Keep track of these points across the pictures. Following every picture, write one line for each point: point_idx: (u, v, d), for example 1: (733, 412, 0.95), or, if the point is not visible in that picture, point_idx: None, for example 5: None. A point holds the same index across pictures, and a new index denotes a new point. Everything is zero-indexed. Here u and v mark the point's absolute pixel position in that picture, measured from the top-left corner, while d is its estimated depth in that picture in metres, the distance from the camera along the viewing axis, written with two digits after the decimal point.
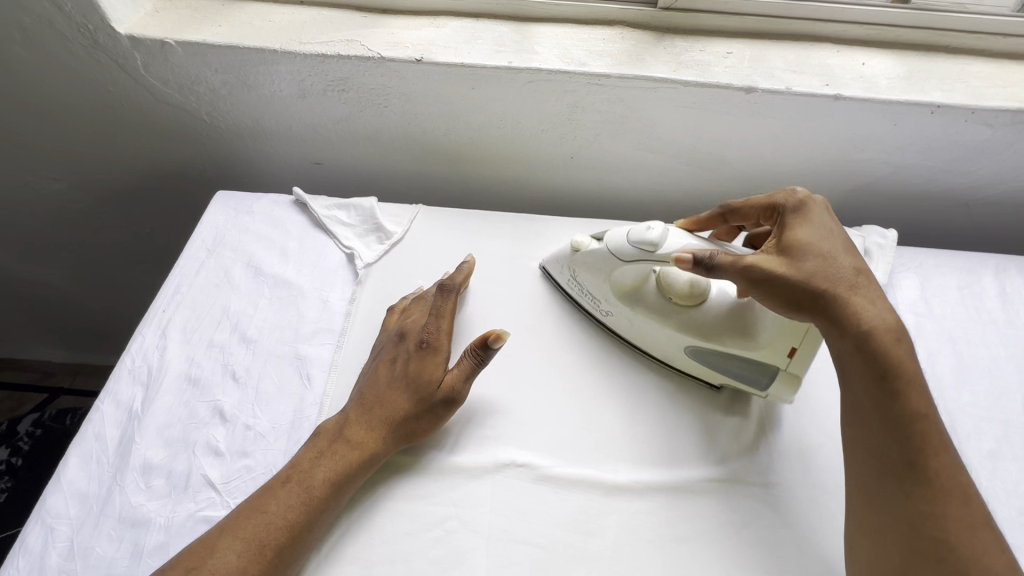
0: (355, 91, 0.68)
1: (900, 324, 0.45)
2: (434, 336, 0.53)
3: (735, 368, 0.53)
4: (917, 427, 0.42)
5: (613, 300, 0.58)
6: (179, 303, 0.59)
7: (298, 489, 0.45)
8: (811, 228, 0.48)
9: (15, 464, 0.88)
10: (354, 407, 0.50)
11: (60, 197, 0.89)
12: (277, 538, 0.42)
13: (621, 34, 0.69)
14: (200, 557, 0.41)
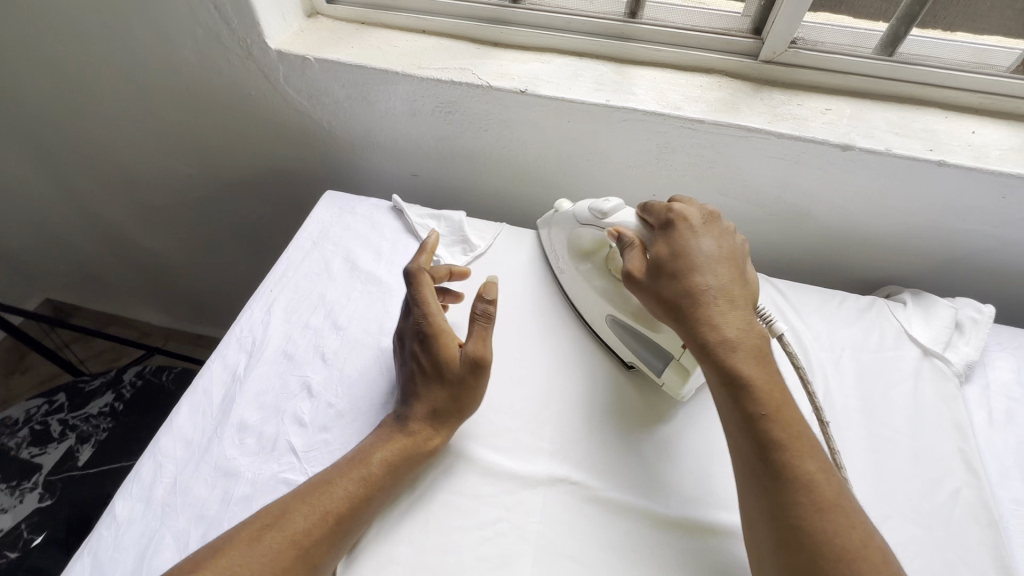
0: (460, 114, 0.75)
1: (743, 333, 0.50)
2: (429, 323, 0.55)
3: (641, 346, 0.60)
4: (755, 422, 0.46)
5: (569, 259, 0.67)
6: (285, 285, 0.67)
7: (357, 471, 0.49)
8: (681, 241, 0.55)
9: (117, 407, 0.99)
10: (403, 404, 0.54)
11: (191, 181, 1.01)
12: (339, 507, 0.46)
13: (718, 83, 0.72)
14: (274, 515, 0.45)
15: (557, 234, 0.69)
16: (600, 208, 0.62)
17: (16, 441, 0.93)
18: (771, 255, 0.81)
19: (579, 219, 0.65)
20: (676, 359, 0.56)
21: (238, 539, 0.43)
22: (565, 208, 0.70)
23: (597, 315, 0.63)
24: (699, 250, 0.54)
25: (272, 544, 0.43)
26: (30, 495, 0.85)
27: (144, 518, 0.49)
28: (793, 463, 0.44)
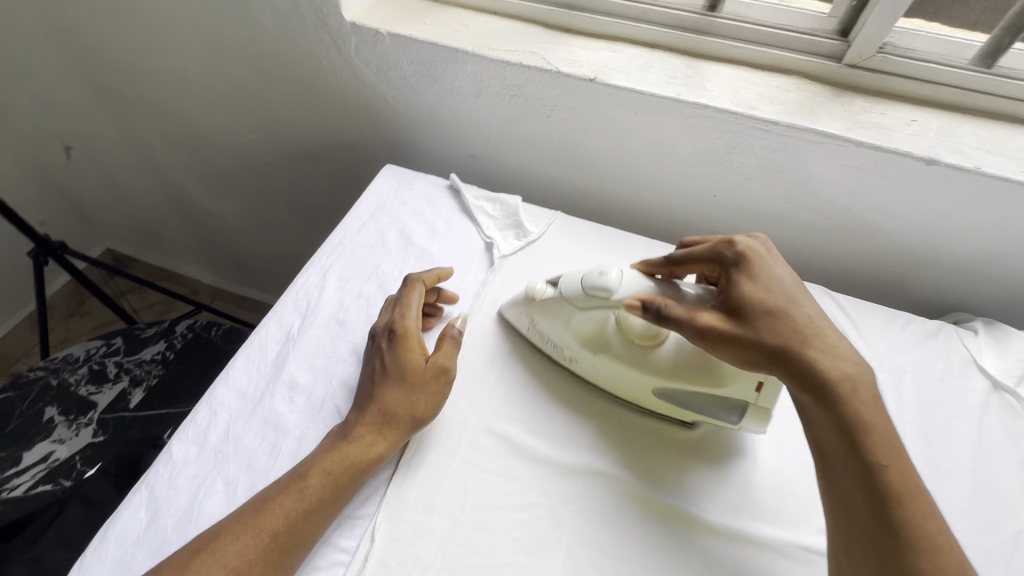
0: (525, 98, 0.74)
1: (862, 371, 0.45)
2: (399, 322, 0.56)
3: (700, 405, 0.53)
4: (876, 476, 0.42)
5: (575, 348, 0.57)
6: (341, 253, 0.68)
7: (292, 488, 0.46)
8: (758, 275, 0.51)
9: (168, 356, 1.03)
10: (353, 412, 0.52)
11: (253, 146, 1.04)
12: (275, 525, 0.44)
13: (796, 84, 0.69)
14: (207, 540, 0.43)
15: (545, 318, 0.58)
16: (598, 284, 0.53)
17: (76, 377, 0.99)
18: (832, 269, 0.78)
19: (572, 301, 0.56)
20: (750, 404, 0.52)
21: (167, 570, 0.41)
22: (543, 291, 0.59)
23: (640, 389, 0.55)
24: (781, 284, 0.51)
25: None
26: (85, 429, 0.92)
27: (197, 460, 0.51)
28: (917, 520, 0.40)
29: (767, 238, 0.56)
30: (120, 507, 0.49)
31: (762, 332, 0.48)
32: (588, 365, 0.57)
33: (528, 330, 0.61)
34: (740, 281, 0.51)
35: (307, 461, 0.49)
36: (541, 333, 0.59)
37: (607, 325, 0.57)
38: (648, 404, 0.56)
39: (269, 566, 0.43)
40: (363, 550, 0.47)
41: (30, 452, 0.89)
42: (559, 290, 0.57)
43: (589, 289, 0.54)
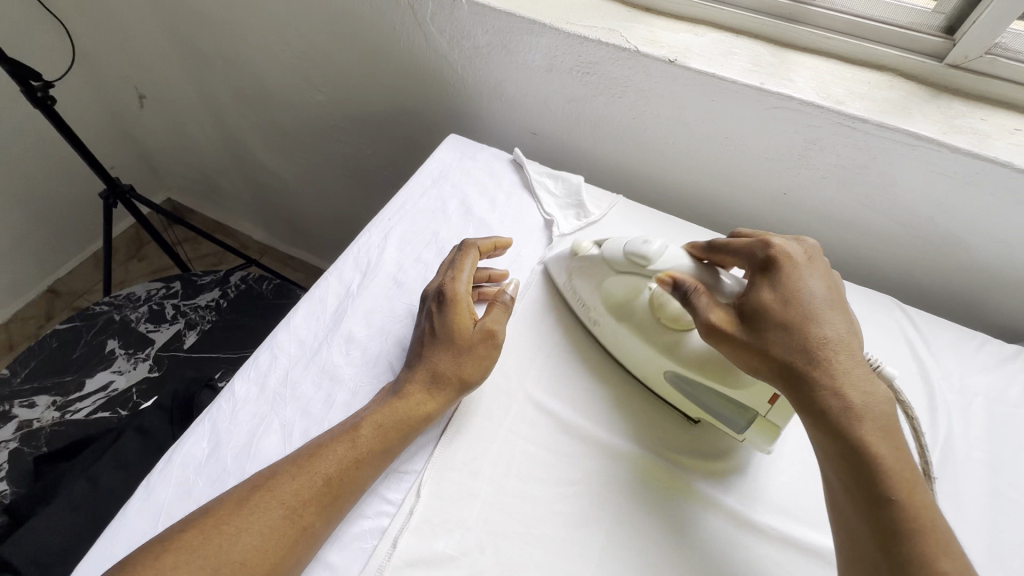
0: (598, 76, 0.73)
1: (876, 401, 0.43)
2: (450, 287, 0.55)
3: (713, 405, 0.51)
4: (880, 505, 0.39)
5: (603, 311, 0.58)
6: (403, 216, 0.69)
7: (345, 436, 0.47)
8: (783, 288, 0.48)
9: (222, 304, 1.07)
10: (403, 371, 0.53)
11: (318, 108, 1.06)
12: (329, 471, 0.45)
13: (890, 82, 0.65)
14: (265, 478, 0.45)
15: (580, 275, 0.60)
16: (639, 250, 0.54)
17: (137, 315, 1.05)
18: (902, 280, 0.74)
19: (611, 265, 0.57)
20: (760, 416, 0.49)
21: (227, 502, 0.43)
22: (588, 250, 0.60)
23: (650, 367, 0.54)
24: (807, 298, 0.48)
25: (263, 514, 0.42)
26: (143, 364, 0.98)
27: (257, 401, 0.53)
28: (928, 558, 0.37)
29: (809, 243, 0.52)
30: (184, 436, 0.51)
31: (768, 346, 0.46)
32: (610, 332, 0.57)
33: (565, 288, 0.62)
34: (759, 293, 0.48)
35: (358, 413, 0.50)
36: (575, 292, 0.60)
37: (640, 296, 0.56)
38: (660, 388, 0.55)
39: (321, 507, 0.44)
40: (409, 506, 0.48)
41: (93, 379, 0.95)
42: (602, 250, 0.58)
43: (629, 253, 0.55)
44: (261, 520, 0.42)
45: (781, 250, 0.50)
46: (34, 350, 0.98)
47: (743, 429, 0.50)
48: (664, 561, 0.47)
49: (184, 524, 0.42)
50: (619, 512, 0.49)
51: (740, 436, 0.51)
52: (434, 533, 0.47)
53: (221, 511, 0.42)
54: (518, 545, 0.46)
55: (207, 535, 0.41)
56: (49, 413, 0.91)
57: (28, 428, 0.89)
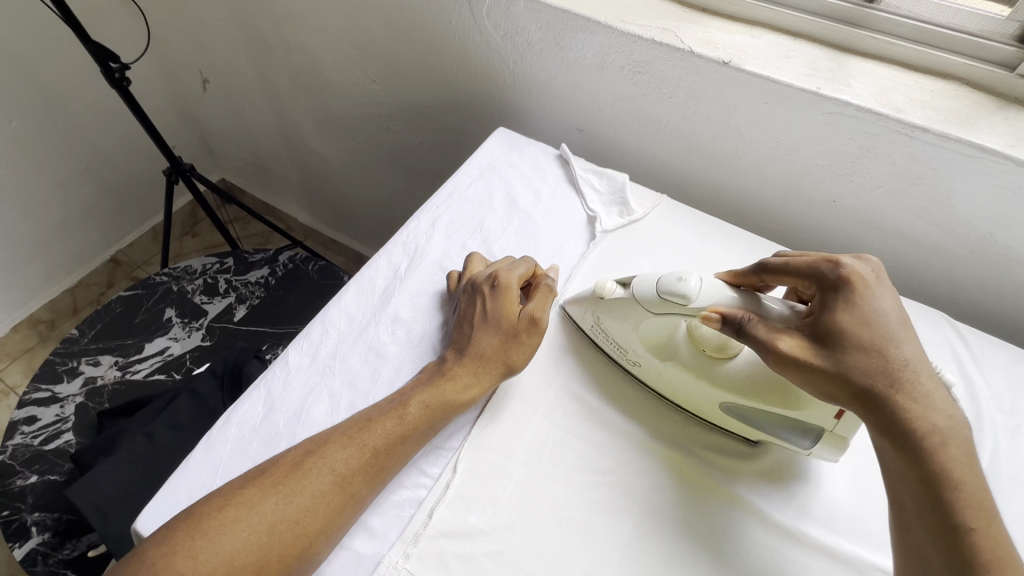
0: (649, 76, 0.73)
1: (954, 426, 0.42)
2: (501, 275, 0.58)
3: (774, 425, 0.51)
4: (961, 534, 0.39)
5: (641, 351, 0.55)
6: (450, 204, 0.71)
7: (394, 413, 0.50)
8: (860, 310, 0.46)
9: (270, 281, 1.10)
10: (450, 351, 0.55)
11: (371, 97, 1.10)
12: (377, 443, 0.48)
13: (955, 91, 0.63)
14: (317, 444, 0.48)
15: (612, 316, 0.56)
16: (676, 289, 0.50)
17: (193, 287, 1.11)
18: (953, 298, 0.72)
19: (643, 305, 0.53)
20: (828, 432, 0.48)
21: (283, 464, 0.46)
22: (612, 292, 0.56)
23: (704, 403, 0.53)
24: (885, 321, 0.46)
25: (317, 479, 0.46)
26: (196, 333, 1.04)
27: (309, 371, 0.56)
28: None
29: (874, 261, 0.50)
30: (241, 398, 0.55)
31: (847, 370, 0.44)
32: (652, 371, 0.55)
33: (591, 327, 0.59)
34: (836, 318, 0.46)
35: (406, 391, 0.53)
36: (605, 333, 0.57)
37: (676, 335, 0.54)
38: (716, 420, 0.54)
39: (368, 476, 0.47)
40: (445, 479, 0.50)
41: (151, 344, 1.02)
42: (629, 292, 0.54)
43: (665, 293, 0.51)
44: (315, 484, 0.45)
45: (854, 267, 0.48)
46: (100, 313, 1.05)
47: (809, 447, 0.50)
48: (689, 554, 0.47)
49: (244, 480, 0.46)
50: (647, 503, 0.50)
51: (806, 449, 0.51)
52: (468, 506, 0.49)
53: (278, 471, 0.46)
54: (548, 526, 0.48)
55: (265, 493, 0.44)
56: (112, 371, 0.98)
57: (93, 385, 0.97)
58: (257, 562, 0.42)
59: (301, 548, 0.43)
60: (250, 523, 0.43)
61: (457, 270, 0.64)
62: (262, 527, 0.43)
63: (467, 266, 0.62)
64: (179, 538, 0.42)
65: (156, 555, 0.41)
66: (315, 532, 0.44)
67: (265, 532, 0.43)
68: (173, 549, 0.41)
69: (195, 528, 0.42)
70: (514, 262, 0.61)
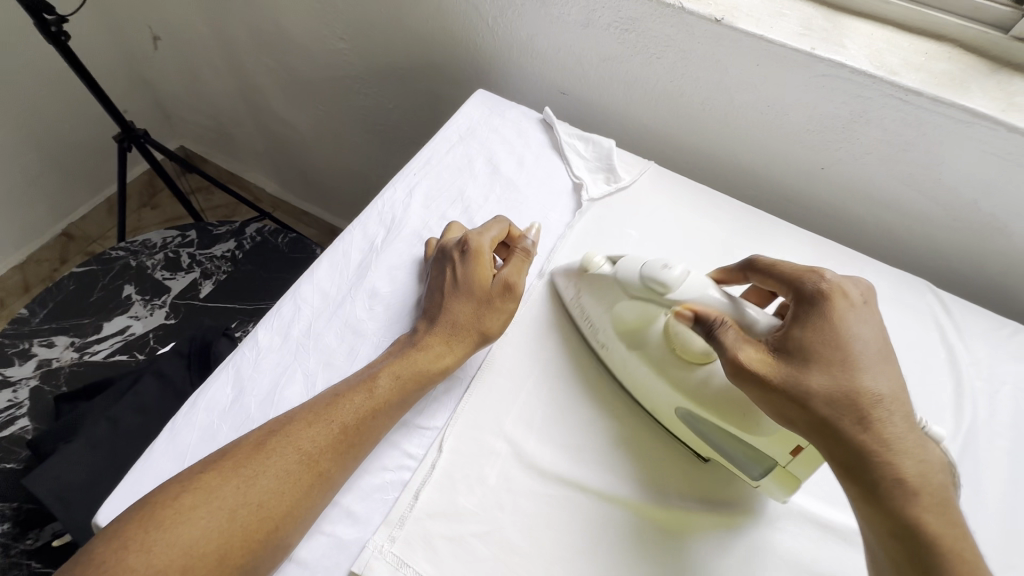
0: (637, 34, 0.69)
1: (925, 474, 0.39)
2: (471, 240, 0.55)
3: (725, 447, 0.47)
4: None
5: (612, 336, 0.53)
6: (428, 172, 0.67)
7: (362, 387, 0.48)
8: (827, 330, 0.43)
9: (237, 256, 1.05)
10: (421, 320, 0.53)
11: (338, 56, 1.02)
12: (346, 419, 0.46)
13: (949, 53, 0.61)
14: (281, 423, 0.45)
15: (593, 296, 0.54)
16: (659, 278, 0.48)
17: (153, 262, 1.04)
18: (935, 266, 0.72)
19: (624, 287, 0.51)
20: (780, 466, 0.45)
21: (245, 446, 0.44)
22: (599, 267, 0.55)
23: (663, 405, 0.49)
24: (854, 342, 0.42)
25: (280, 458, 0.43)
26: (159, 311, 0.98)
27: (281, 350, 0.53)
28: None
29: (864, 283, 0.47)
30: (207, 381, 0.51)
31: (812, 396, 0.41)
32: (617, 359, 0.52)
33: (571, 302, 0.56)
34: (803, 334, 0.43)
35: (376, 365, 0.50)
36: (583, 309, 0.55)
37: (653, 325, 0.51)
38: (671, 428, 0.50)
39: (338, 453, 0.45)
40: (430, 460, 0.48)
41: (111, 323, 0.96)
42: (616, 271, 0.53)
43: (645, 279, 0.49)
44: (278, 464, 0.43)
45: (836, 284, 0.45)
46: (52, 291, 0.98)
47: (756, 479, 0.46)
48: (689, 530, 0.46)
49: (204, 464, 0.43)
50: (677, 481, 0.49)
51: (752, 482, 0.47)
52: (455, 487, 0.47)
53: (239, 453, 0.43)
54: (538, 504, 0.47)
55: (226, 476, 0.42)
56: (68, 353, 0.92)
57: (48, 367, 0.90)
58: (219, 549, 0.39)
59: (266, 532, 0.41)
60: (211, 508, 0.40)
61: (433, 237, 0.61)
62: (222, 512, 0.40)
63: (444, 233, 0.59)
64: (133, 530, 0.39)
65: (106, 551, 0.38)
66: (283, 514, 0.42)
67: (225, 517, 0.40)
68: (126, 543, 0.38)
69: (150, 519, 0.39)
70: (488, 224, 0.58)
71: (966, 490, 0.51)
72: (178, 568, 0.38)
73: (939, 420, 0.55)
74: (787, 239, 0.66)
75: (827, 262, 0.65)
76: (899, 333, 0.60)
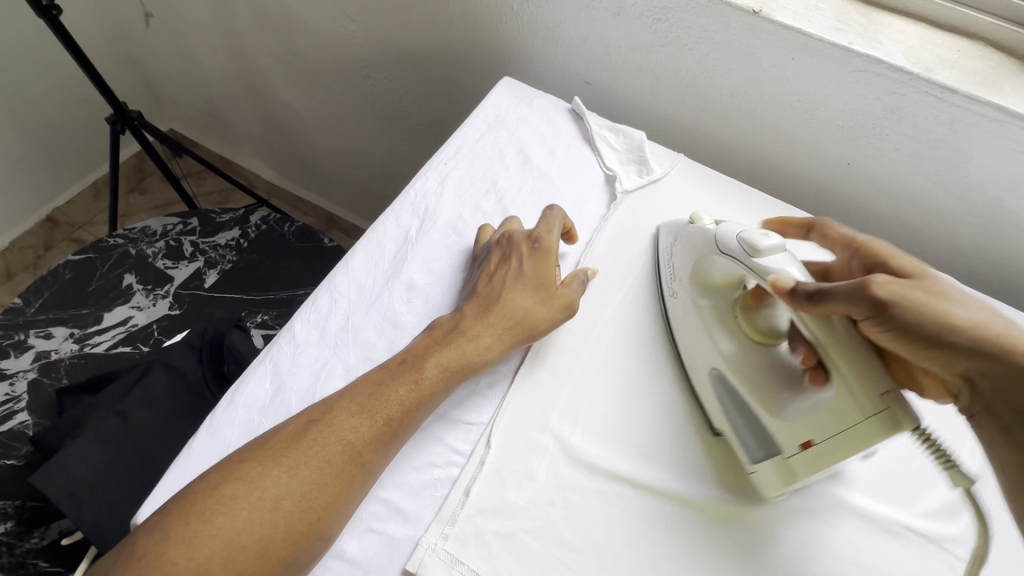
0: (669, 24, 0.68)
1: None
2: (542, 235, 0.55)
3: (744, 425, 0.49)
4: None
5: (687, 285, 0.56)
6: (459, 161, 0.65)
7: (407, 377, 0.46)
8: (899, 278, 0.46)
9: (242, 244, 1.01)
10: (471, 307, 0.52)
11: (349, 38, 0.99)
12: (391, 411, 0.45)
13: (979, 51, 0.62)
14: (322, 412, 0.43)
15: (684, 248, 0.57)
16: (757, 242, 0.49)
17: (154, 250, 1.00)
18: (953, 262, 0.73)
19: (718, 247, 0.52)
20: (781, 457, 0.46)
21: (284, 435, 0.42)
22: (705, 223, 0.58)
23: (700, 362, 0.53)
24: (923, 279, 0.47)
25: (322, 449, 0.42)
26: (162, 301, 0.95)
27: (319, 344, 0.51)
28: None
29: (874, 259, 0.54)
30: (244, 376, 0.49)
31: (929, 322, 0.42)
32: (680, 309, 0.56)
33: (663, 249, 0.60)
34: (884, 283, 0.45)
35: (417, 352, 0.49)
36: (670, 257, 0.58)
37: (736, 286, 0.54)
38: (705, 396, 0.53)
39: (381, 444, 0.43)
40: (479, 455, 0.48)
41: (111, 314, 0.92)
42: (714, 230, 0.54)
43: (742, 242, 0.50)
44: (320, 455, 0.41)
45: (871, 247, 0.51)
46: (46, 280, 0.94)
47: (750, 462, 0.48)
48: (706, 533, 0.46)
49: (241, 454, 0.41)
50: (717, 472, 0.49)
51: (750, 466, 0.48)
52: (503, 483, 0.47)
53: (277, 443, 0.41)
54: (587, 499, 0.47)
55: (268, 466, 0.40)
56: (68, 344, 0.89)
57: (47, 359, 0.87)
58: (259, 541, 0.38)
59: (309, 524, 0.39)
60: (252, 499, 0.39)
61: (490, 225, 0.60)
62: (264, 502, 0.39)
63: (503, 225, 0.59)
64: (174, 522, 0.37)
65: (148, 544, 0.36)
66: (324, 507, 0.40)
67: (268, 508, 0.39)
68: (167, 534, 0.37)
69: (190, 509, 0.38)
70: (547, 218, 0.58)
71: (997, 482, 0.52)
72: (221, 562, 0.36)
73: None
74: None
75: None
76: None
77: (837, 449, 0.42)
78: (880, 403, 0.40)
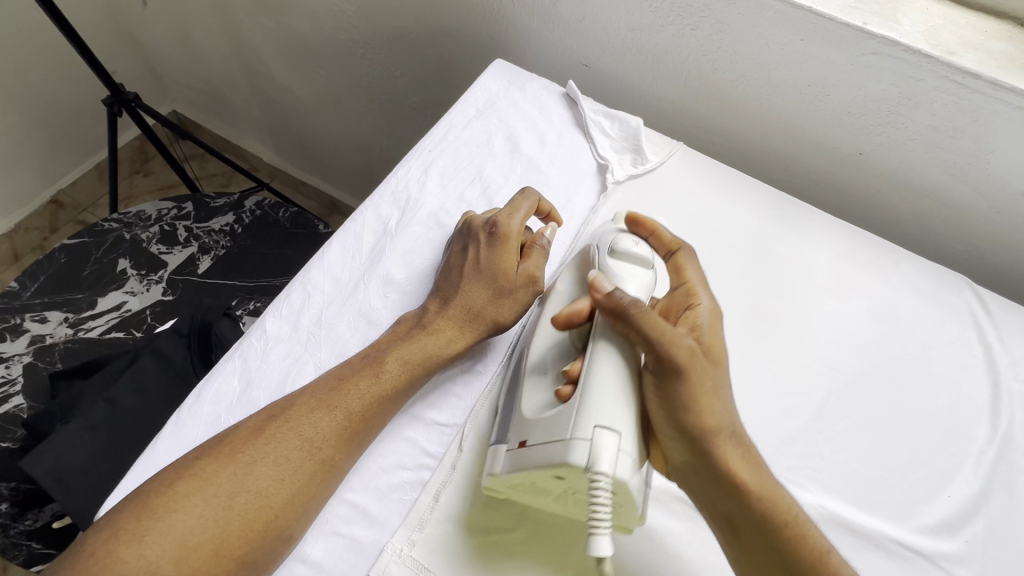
0: (671, 2, 0.64)
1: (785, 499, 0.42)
2: (500, 221, 0.52)
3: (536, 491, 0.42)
4: None
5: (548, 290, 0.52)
6: (443, 148, 0.63)
7: (368, 371, 0.45)
8: (712, 363, 0.44)
9: (236, 230, 1.00)
10: (433, 300, 0.50)
11: (344, 18, 0.96)
12: (352, 406, 0.43)
13: (1008, 33, 0.58)
14: (279, 408, 0.42)
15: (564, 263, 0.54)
16: (632, 250, 0.48)
17: (148, 235, 1.00)
18: (968, 260, 0.69)
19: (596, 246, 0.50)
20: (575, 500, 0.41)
21: (243, 431, 0.41)
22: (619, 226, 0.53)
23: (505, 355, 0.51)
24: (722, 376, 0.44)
25: (281, 445, 0.40)
26: (156, 286, 0.94)
27: (290, 340, 0.50)
28: None
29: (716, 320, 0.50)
30: (213, 371, 0.48)
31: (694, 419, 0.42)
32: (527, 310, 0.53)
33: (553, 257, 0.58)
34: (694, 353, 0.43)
35: (382, 346, 0.47)
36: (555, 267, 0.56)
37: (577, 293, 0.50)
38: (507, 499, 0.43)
39: (345, 441, 0.42)
40: (450, 458, 0.46)
41: (106, 299, 0.92)
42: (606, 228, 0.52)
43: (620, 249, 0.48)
44: (279, 450, 0.40)
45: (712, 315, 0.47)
46: (42, 263, 0.94)
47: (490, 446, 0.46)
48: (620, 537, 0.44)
49: (196, 451, 0.40)
50: (535, 512, 0.44)
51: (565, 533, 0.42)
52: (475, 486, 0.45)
53: (236, 439, 0.40)
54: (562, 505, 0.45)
55: (224, 463, 0.39)
56: (62, 329, 0.89)
57: (42, 343, 0.87)
58: (215, 540, 0.36)
59: (265, 523, 0.38)
60: (207, 497, 0.37)
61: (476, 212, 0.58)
62: (220, 500, 0.37)
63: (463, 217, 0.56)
64: (126, 519, 0.36)
65: (99, 541, 0.35)
66: (282, 506, 0.39)
67: (222, 506, 0.37)
68: (119, 533, 0.35)
69: (143, 508, 0.36)
70: (513, 200, 0.54)
71: (999, 495, 0.50)
72: (172, 560, 0.35)
73: (973, 423, 0.53)
74: (822, 229, 0.63)
75: (863, 254, 0.62)
76: (936, 331, 0.58)
77: (536, 458, 0.40)
78: (580, 435, 0.38)
